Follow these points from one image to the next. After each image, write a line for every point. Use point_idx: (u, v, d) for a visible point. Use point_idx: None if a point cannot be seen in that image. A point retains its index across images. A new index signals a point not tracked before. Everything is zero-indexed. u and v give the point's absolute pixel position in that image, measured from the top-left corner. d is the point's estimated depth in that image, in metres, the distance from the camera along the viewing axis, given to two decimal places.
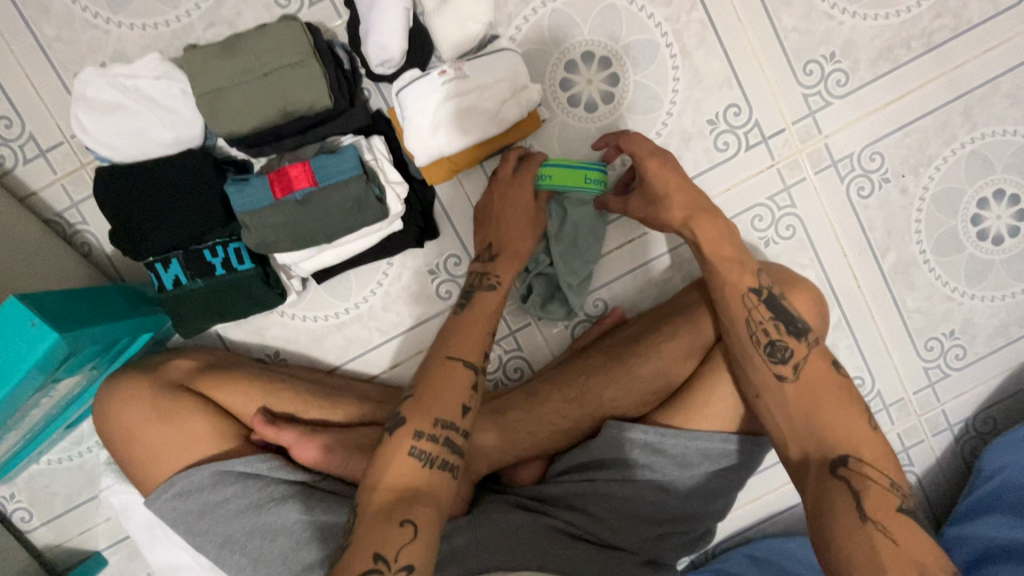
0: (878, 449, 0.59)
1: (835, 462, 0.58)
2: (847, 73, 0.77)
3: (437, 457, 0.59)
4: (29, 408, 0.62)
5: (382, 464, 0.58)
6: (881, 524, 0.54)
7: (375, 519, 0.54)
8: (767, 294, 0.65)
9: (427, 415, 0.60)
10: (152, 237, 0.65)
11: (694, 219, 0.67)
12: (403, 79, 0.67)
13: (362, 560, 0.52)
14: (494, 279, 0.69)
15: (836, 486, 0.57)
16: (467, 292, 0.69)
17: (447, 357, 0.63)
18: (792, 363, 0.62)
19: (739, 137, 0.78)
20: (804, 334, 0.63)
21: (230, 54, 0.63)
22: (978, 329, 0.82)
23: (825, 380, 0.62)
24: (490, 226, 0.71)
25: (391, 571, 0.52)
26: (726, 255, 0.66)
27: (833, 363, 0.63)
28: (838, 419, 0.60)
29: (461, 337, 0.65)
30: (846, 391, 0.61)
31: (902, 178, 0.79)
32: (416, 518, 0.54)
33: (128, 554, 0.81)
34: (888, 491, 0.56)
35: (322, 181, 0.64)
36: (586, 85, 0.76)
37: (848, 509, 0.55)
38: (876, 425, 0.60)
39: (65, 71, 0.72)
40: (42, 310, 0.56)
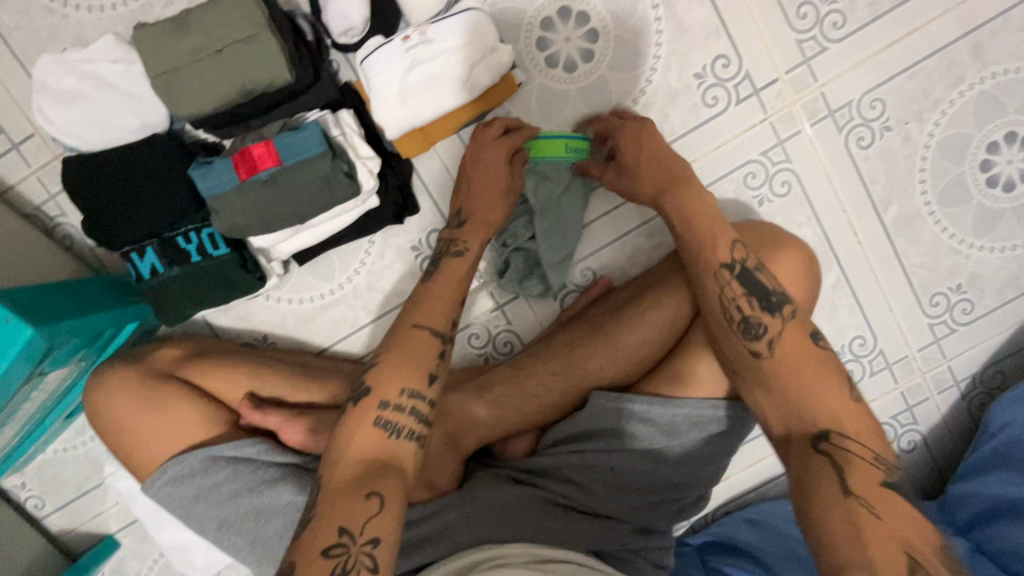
0: (860, 422, 0.56)
1: (817, 437, 0.56)
2: (845, 14, 0.72)
3: (403, 427, 0.56)
4: (20, 401, 0.63)
5: (346, 437, 0.55)
6: (864, 499, 0.51)
7: (339, 492, 0.51)
8: (740, 266, 0.62)
9: (394, 383, 0.57)
10: (124, 227, 0.64)
11: (665, 193, 0.66)
12: (366, 48, 0.64)
13: (325, 535, 0.48)
14: (462, 245, 0.67)
15: (817, 462, 0.54)
16: (435, 259, 0.67)
17: (414, 324, 0.61)
18: (767, 339, 0.60)
19: (729, 90, 0.73)
20: (779, 308, 0.61)
21: (182, 31, 0.61)
22: (986, 282, 0.79)
23: (804, 351, 0.59)
24: (461, 193, 0.70)
25: (357, 546, 0.48)
26: (703, 223, 0.64)
27: (811, 333, 0.60)
28: (816, 395, 0.57)
29: (426, 307, 0.62)
30: (828, 366, 0.58)
31: (905, 126, 0.74)
32: (383, 490, 0.51)
33: (140, 536, 0.84)
34: (871, 464, 0.53)
35: (286, 160, 0.63)
36: (564, 44, 0.72)
37: (830, 484, 0.52)
38: (857, 399, 0.57)
39: (28, 61, 0.71)
40: (16, 305, 0.56)
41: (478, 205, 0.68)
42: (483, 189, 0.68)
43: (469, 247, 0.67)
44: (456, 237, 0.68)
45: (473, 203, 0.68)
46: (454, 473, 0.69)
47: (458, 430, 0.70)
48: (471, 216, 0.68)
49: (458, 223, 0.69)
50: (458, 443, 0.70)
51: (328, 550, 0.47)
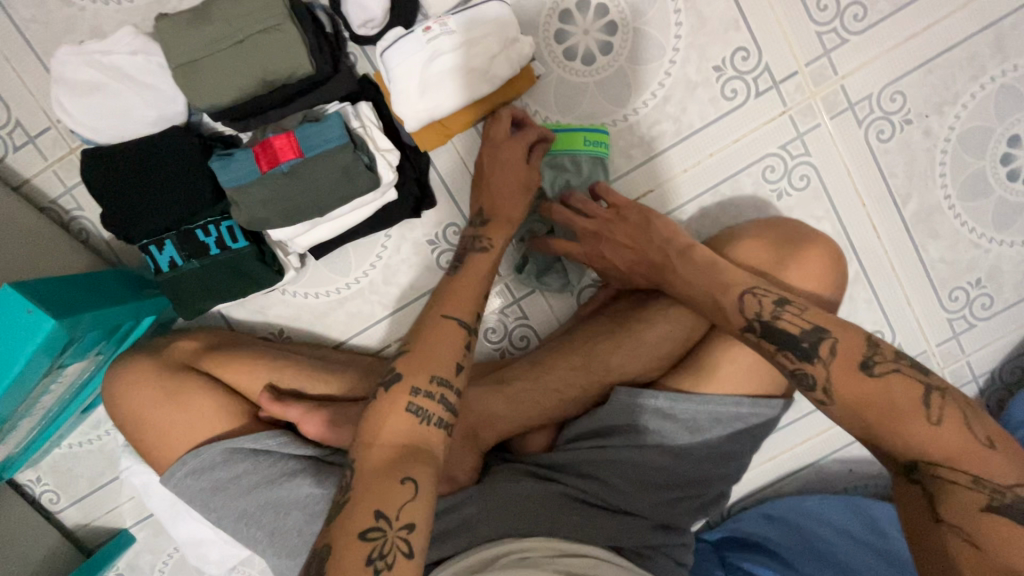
0: (960, 446, 0.48)
1: (910, 467, 0.50)
2: (865, 6, 0.71)
3: (432, 414, 0.55)
4: (39, 395, 0.63)
5: (377, 422, 0.54)
6: (960, 529, 0.46)
7: (373, 476, 0.50)
8: (767, 297, 0.57)
9: (424, 370, 0.57)
10: (143, 219, 0.64)
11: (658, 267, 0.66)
12: (386, 39, 0.64)
13: (361, 519, 0.47)
14: (487, 242, 0.66)
15: (910, 492, 0.50)
16: (459, 256, 0.66)
17: (441, 316, 0.60)
18: (821, 387, 0.53)
19: (748, 83, 0.73)
20: (818, 351, 0.53)
21: (202, 21, 0.61)
22: (1006, 276, 0.78)
23: (874, 389, 0.50)
24: (483, 190, 0.68)
25: (393, 531, 0.47)
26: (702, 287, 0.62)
27: (861, 362, 0.52)
28: (894, 429, 0.49)
29: (454, 298, 0.62)
30: (903, 393, 0.50)
31: (926, 119, 0.74)
32: (417, 475, 0.50)
33: (155, 531, 0.84)
34: (973, 490, 0.47)
35: (307, 152, 0.62)
36: (583, 36, 0.72)
37: (922, 512, 0.49)
38: (940, 419, 0.49)
39: (45, 54, 0.70)
40: (37, 296, 0.56)
41: (503, 204, 0.67)
42: (502, 184, 0.67)
43: (494, 244, 0.66)
44: (480, 234, 0.67)
45: (495, 200, 0.68)
46: (472, 467, 0.69)
47: (477, 424, 0.70)
48: (495, 214, 0.67)
49: (482, 221, 0.67)
50: (478, 435, 0.70)
51: (365, 534, 0.47)
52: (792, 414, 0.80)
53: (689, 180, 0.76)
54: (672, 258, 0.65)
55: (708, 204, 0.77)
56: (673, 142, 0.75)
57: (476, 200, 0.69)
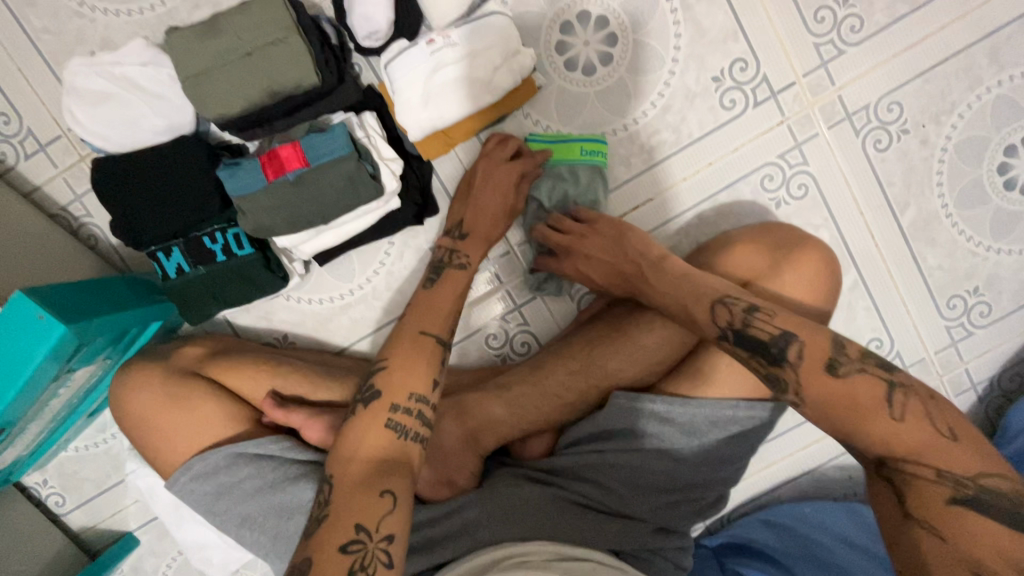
0: (922, 439, 0.48)
1: (878, 463, 0.50)
2: (862, 18, 0.72)
3: (410, 429, 0.56)
4: (47, 398, 0.64)
5: (354, 437, 0.55)
6: (927, 523, 0.47)
7: (353, 490, 0.51)
8: (738, 305, 0.58)
9: (401, 388, 0.58)
10: (151, 225, 0.65)
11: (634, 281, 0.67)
12: (391, 52, 0.65)
13: (341, 533, 0.48)
14: (464, 258, 0.68)
15: (879, 488, 0.50)
16: (437, 267, 0.68)
17: (420, 331, 0.62)
18: (794, 392, 0.53)
19: (746, 93, 0.74)
20: (786, 355, 0.54)
21: (212, 34, 0.62)
22: (1003, 285, 0.79)
23: (836, 390, 0.51)
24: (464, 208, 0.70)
25: (374, 543, 0.49)
26: (677, 298, 0.63)
27: (827, 364, 0.52)
28: (856, 426, 0.50)
29: (432, 316, 0.63)
30: (867, 392, 0.50)
31: (923, 128, 0.75)
32: (395, 488, 0.51)
33: (159, 534, 0.85)
34: (936, 483, 0.47)
35: (313, 161, 0.64)
36: (583, 47, 0.73)
37: (890, 506, 0.49)
38: (902, 415, 0.49)
39: (57, 64, 0.72)
40: (49, 302, 0.57)
41: (480, 220, 0.70)
42: (481, 204, 0.69)
43: (471, 261, 0.69)
44: (456, 249, 0.69)
45: (473, 219, 0.69)
46: (473, 472, 0.70)
47: (478, 429, 0.71)
48: (472, 232, 0.69)
49: (460, 235, 0.70)
50: (478, 440, 0.71)
51: (345, 546, 0.48)
52: (790, 421, 0.81)
53: (689, 188, 0.77)
54: (647, 270, 0.66)
55: (707, 212, 0.78)
56: (672, 151, 0.76)
57: (457, 213, 0.71)
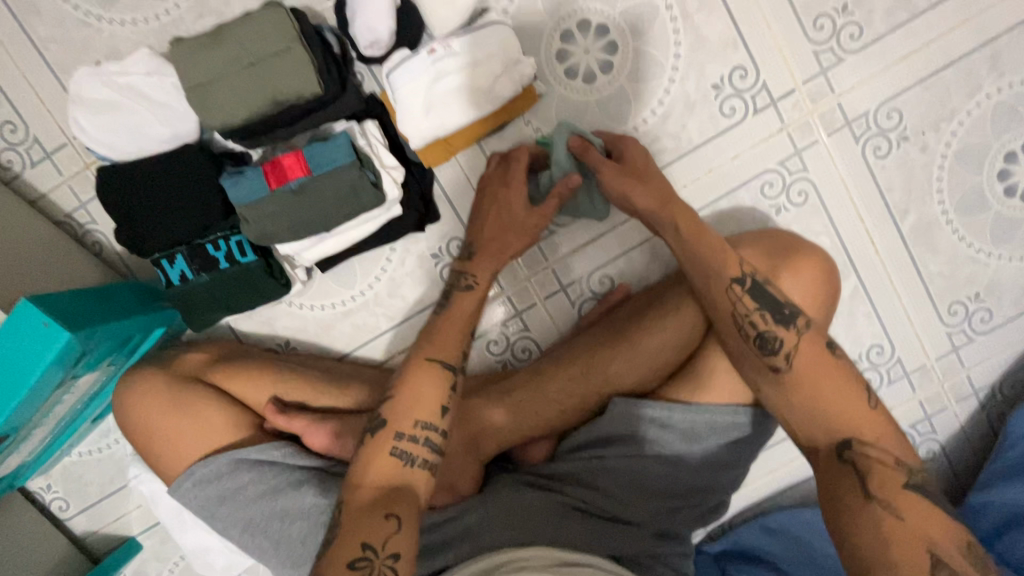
0: (879, 426, 0.58)
1: (841, 445, 0.57)
2: (862, 25, 0.73)
3: (417, 456, 0.57)
4: (52, 404, 0.64)
5: (363, 463, 0.56)
6: (887, 502, 0.53)
7: (359, 514, 0.53)
8: (751, 282, 0.62)
9: (408, 416, 0.58)
10: (155, 233, 0.66)
11: (669, 203, 0.65)
12: (392, 60, 0.66)
13: (350, 548, 0.51)
14: (471, 280, 0.67)
15: (842, 471, 0.56)
16: (445, 293, 0.67)
17: (425, 358, 0.61)
18: (783, 353, 0.60)
19: (746, 101, 0.74)
20: (795, 320, 0.61)
21: (216, 44, 0.63)
22: (1005, 291, 0.79)
23: (820, 363, 0.59)
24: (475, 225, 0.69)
25: (380, 560, 0.51)
26: (711, 240, 0.64)
27: (827, 344, 0.61)
28: (834, 403, 0.58)
29: (439, 339, 0.63)
30: (842, 375, 0.59)
31: (922, 135, 0.75)
32: (400, 511, 0.53)
33: (162, 538, 0.85)
34: (895, 470, 0.55)
35: (315, 170, 0.64)
36: (584, 55, 0.73)
37: (854, 488, 0.55)
38: (876, 405, 0.59)
39: (63, 73, 0.73)
40: (53, 310, 0.58)
41: (492, 237, 0.68)
42: (491, 219, 0.68)
43: (478, 281, 0.66)
44: (466, 270, 0.68)
45: (484, 237, 0.68)
46: (474, 477, 0.70)
47: (477, 436, 0.71)
48: (480, 249, 0.68)
49: (468, 255, 0.68)
50: (479, 446, 0.72)
51: (353, 563, 0.50)
52: None
53: (690, 195, 0.77)
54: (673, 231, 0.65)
55: (707, 219, 0.78)
56: (672, 158, 0.76)
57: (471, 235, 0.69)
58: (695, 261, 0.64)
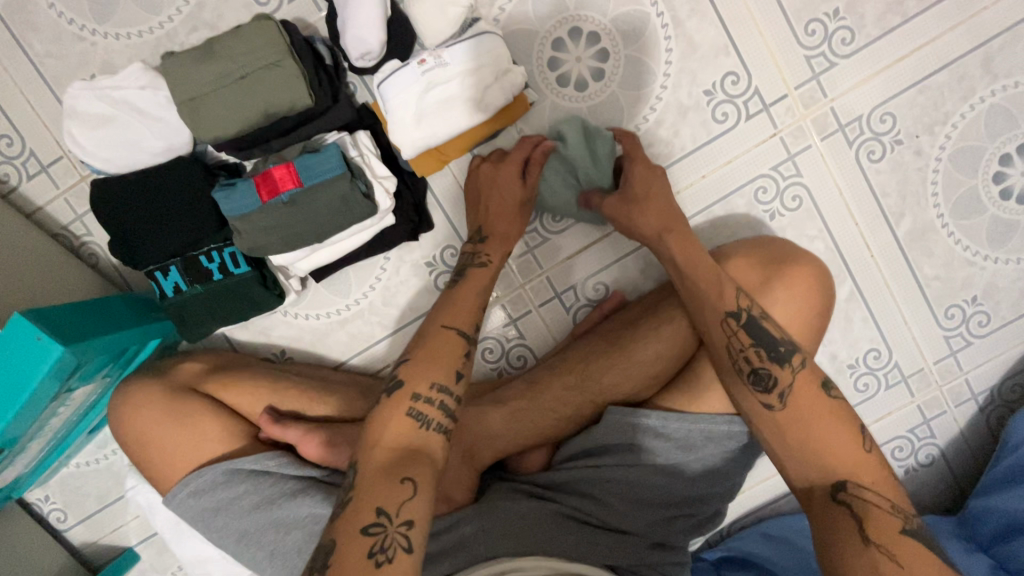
0: (874, 469, 0.57)
1: (835, 487, 0.57)
2: (853, 30, 0.73)
3: (433, 419, 0.58)
4: (48, 416, 0.65)
5: (380, 425, 0.57)
6: (886, 548, 0.52)
7: (375, 475, 0.53)
8: (746, 316, 0.63)
9: (424, 377, 0.59)
10: (150, 246, 0.66)
11: (670, 232, 0.66)
12: (384, 71, 0.66)
13: (364, 515, 0.50)
14: (485, 257, 0.69)
15: (838, 513, 0.55)
16: (459, 270, 0.69)
17: (441, 325, 0.64)
18: (778, 391, 0.60)
19: (738, 106, 0.74)
20: (789, 358, 0.61)
21: (207, 58, 0.63)
22: (1002, 294, 0.78)
23: (815, 400, 0.59)
24: (479, 210, 0.71)
25: (394, 526, 0.50)
26: (709, 270, 0.65)
27: (822, 384, 0.60)
28: (831, 443, 0.58)
29: (452, 309, 0.65)
30: (837, 415, 0.59)
31: (916, 139, 0.75)
32: (416, 476, 0.53)
33: (160, 549, 0.85)
34: (891, 514, 0.54)
35: (307, 181, 0.64)
36: (575, 63, 0.73)
37: (851, 533, 0.54)
38: (871, 446, 0.58)
39: (58, 87, 0.73)
40: (48, 324, 0.58)
41: (498, 222, 0.70)
42: (498, 205, 0.70)
43: (491, 259, 0.69)
44: (478, 249, 0.70)
45: (491, 218, 0.70)
46: (469, 486, 0.70)
47: (473, 444, 0.71)
48: (492, 232, 0.70)
49: (480, 238, 0.70)
50: (474, 455, 0.72)
51: (367, 528, 0.49)
52: None
53: (683, 201, 0.77)
54: (672, 264, 0.66)
55: (702, 225, 0.78)
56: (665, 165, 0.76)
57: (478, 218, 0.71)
58: (693, 292, 0.65)
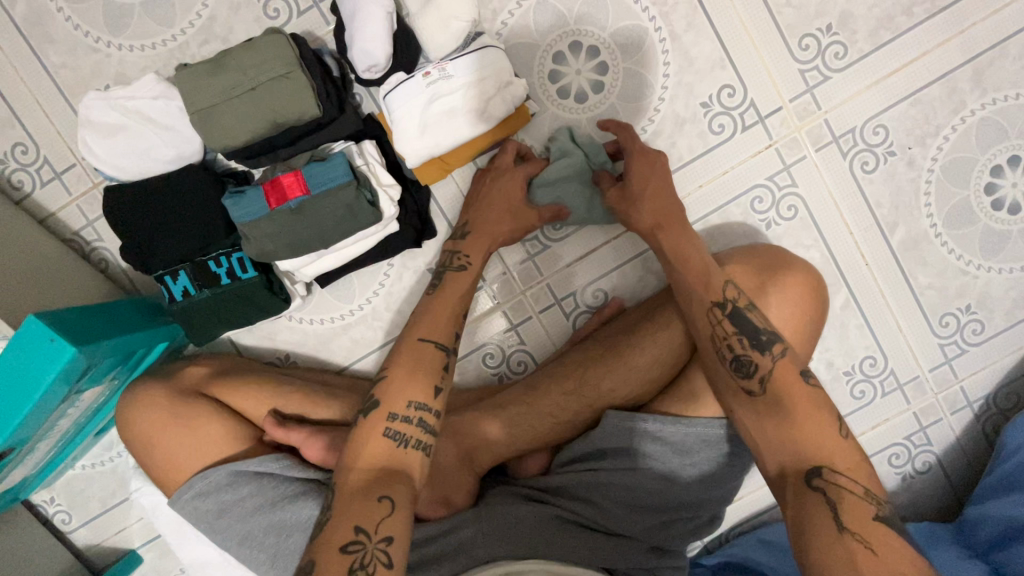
0: (850, 458, 0.58)
1: (810, 473, 0.57)
2: (846, 45, 0.75)
3: (411, 437, 0.59)
4: (57, 418, 0.66)
5: (359, 443, 0.59)
6: (859, 534, 0.52)
7: (355, 495, 0.55)
8: (731, 307, 0.65)
9: (402, 396, 0.61)
10: (159, 251, 0.68)
11: (662, 228, 0.68)
12: (389, 83, 0.68)
13: (343, 532, 0.52)
14: (464, 259, 0.71)
15: (812, 499, 0.55)
16: (439, 273, 0.71)
17: (418, 339, 0.65)
18: (758, 377, 0.62)
19: (734, 119, 0.76)
20: (770, 346, 0.63)
21: (219, 70, 0.65)
22: (995, 303, 0.80)
23: (794, 388, 0.61)
24: (472, 210, 0.73)
25: (373, 543, 0.52)
26: (698, 269, 0.66)
27: (801, 373, 0.62)
28: (807, 430, 0.59)
29: (430, 321, 0.67)
30: (814, 404, 0.60)
31: (909, 150, 0.76)
32: (394, 494, 0.55)
33: (162, 551, 0.86)
34: (864, 501, 0.55)
35: (313, 189, 0.66)
36: (575, 75, 0.75)
37: (826, 519, 0.54)
38: (847, 434, 0.59)
39: (73, 96, 0.75)
40: (60, 326, 0.59)
41: (483, 221, 0.72)
42: (489, 206, 0.72)
43: (471, 262, 0.71)
44: (459, 251, 0.72)
45: (477, 218, 0.72)
46: (469, 490, 0.71)
47: (472, 449, 0.72)
48: (475, 230, 0.72)
49: (462, 236, 0.72)
50: (473, 458, 0.73)
51: (346, 546, 0.51)
52: None
53: None
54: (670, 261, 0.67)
55: (700, 233, 0.80)
56: None
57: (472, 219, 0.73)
58: (681, 289, 0.67)
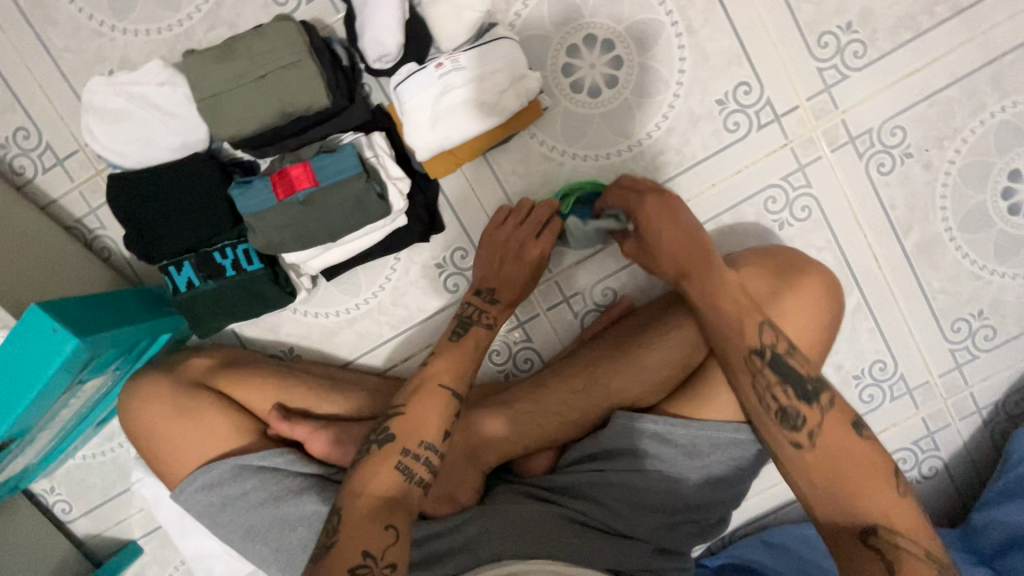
0: (907, 516, 0.57)
1: (865, 532, 0.57)
2: (865, 43, 0.73)
3: (417, 473, 0.59)
4: (59, 408, 0.65)
5: (368, 474, 0.58)
6: None
7: (361, 520, 0.55)
8: (770, 354, 0.63)
9: (414, 434, 0.60)
10: (164, 240, 0.67)
11: (685, 276, 0.66)
12: (401, 74, 0.67)
13: (349, 557, 0.52)
14: (490, 318, 0.70)
15: (869, 560, 0.55)
16: (464, 324, 0.69)
17: (439, 385, 0.63)
18: (806, 430, 0.60)
19: (749, 117, 0.75)
20: (818, 397, 0.61)
21: (227, 57, 0.64)
22: (1008, 308, 0.79)
23: (847, 443, 0.59)
24: (494, 267, 0.71)
25: (378, 568, 0.53)
26: (727, 308, 0.65)
27: (854, 422, 0.61)
28: (863, 488, 0.58)
29: (452, 367, 0.65)
30: (869, 460, 0.59)
31: (926, 152, 0.75)
32: (398, 523, 0.55)
33: (163, 542, 0.86)
34: (922, 561, 0.55)
35: (322, 181, 0.65)
36: (589, 70, 0.74)
37: None
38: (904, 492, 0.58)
39: (75, 81, 0.74)
40: (63, 315, 0.58)
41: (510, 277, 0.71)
42: (514, 270, 0.71)
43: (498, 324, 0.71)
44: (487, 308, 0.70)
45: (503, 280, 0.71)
46: (474, 487, 0.70)
47: (478, 446, 0.72)
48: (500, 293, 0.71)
49: (491, 298, 0.71)
50: (479, 456, 0.72)
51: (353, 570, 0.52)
52: None
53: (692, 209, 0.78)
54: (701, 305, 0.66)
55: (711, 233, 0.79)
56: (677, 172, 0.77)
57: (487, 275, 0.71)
58: (713, 313, 0.66)
